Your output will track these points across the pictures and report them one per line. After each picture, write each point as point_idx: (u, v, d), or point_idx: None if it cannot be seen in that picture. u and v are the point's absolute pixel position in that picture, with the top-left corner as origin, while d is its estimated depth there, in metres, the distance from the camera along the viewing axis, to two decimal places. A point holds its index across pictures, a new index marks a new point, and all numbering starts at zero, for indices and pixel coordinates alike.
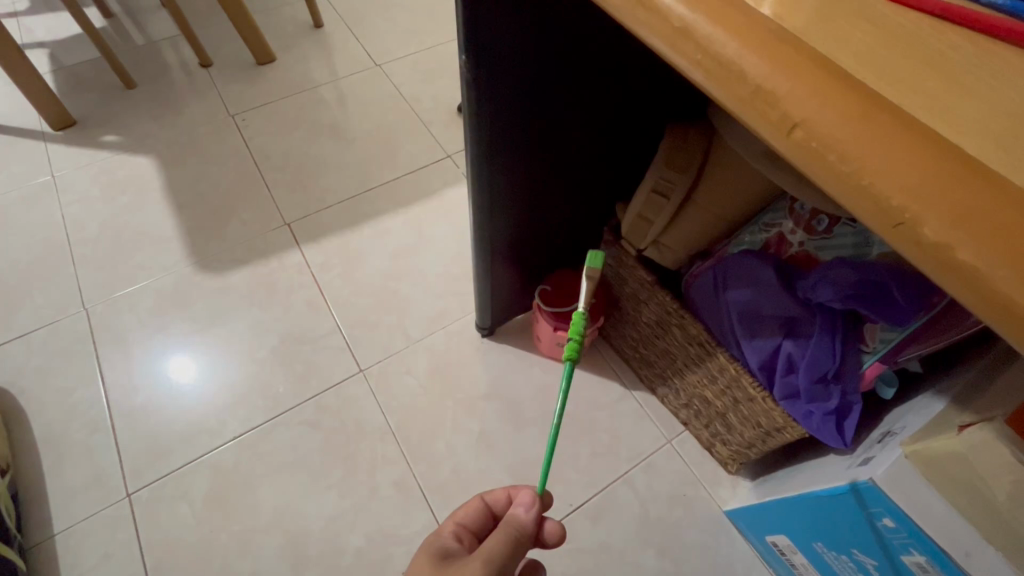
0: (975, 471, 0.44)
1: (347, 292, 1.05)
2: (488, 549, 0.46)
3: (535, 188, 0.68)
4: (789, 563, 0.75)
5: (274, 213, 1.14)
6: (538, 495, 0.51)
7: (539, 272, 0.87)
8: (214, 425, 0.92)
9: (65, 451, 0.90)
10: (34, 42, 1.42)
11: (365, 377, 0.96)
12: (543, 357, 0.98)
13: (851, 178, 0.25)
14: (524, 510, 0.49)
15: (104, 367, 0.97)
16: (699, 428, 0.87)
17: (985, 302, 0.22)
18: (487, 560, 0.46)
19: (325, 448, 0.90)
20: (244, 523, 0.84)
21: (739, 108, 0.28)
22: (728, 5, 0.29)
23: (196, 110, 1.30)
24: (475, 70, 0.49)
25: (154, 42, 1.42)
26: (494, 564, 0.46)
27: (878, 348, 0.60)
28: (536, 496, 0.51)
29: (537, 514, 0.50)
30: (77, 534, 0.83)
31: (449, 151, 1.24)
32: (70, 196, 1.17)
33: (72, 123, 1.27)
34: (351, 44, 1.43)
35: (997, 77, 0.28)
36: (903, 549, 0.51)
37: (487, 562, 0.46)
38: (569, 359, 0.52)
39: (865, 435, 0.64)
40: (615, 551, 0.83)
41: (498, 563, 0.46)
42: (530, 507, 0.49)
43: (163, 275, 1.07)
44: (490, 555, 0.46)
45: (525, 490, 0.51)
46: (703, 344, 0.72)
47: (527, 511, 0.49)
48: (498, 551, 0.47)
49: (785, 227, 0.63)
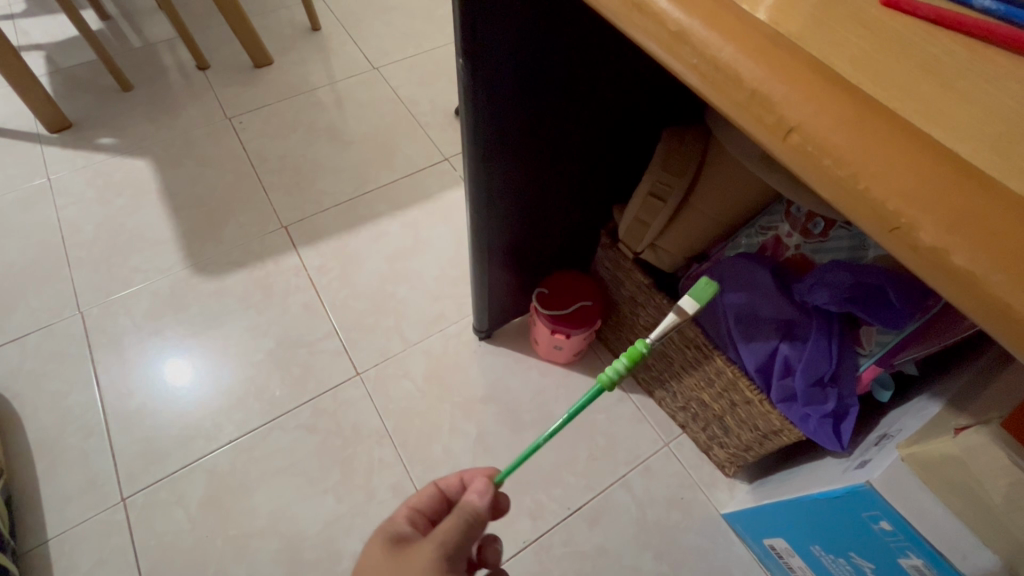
0: (971, 474, 0.44)
1: (344, 295, 1.05)
2: (441, 533, 0.47)
3: (534, 190, 0.68)
4: (786, 565, 0.75)
5: (271, 215, 1.14)
6: (494, 482, 0.52)
7: (536, 274, 0.87)
8: (209, 429, 0.91)
9: (61, 455, 0.89)
10: (31, 44, 1.42)
11: (362, 381, 0.96)
12: (541, 360, 0.98)
13: (847, 183, 0.25)
14: (478, 496, 0.49)
15: (100, 371, 0.97)
16: (696, 431, 0.87)
17: (981, 307, 0.22)
18: (442, 542, 0.47)
19: (321, 451, 0.89)
20: (240, 527, 0.84)
21: (735, 112, 0.28)
22: (722, 8, 0.29)
23: (193, 112, 1.30)
24: (471, 72, 0.49)
25: (151, 45, 1.42)
26: (447, 547, 0.46)
27: (875, 351, 0.61)
28: (492, 483, 0.51)
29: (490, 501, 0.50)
30: (70, 539, 0.82)
31: (447, 154, 1.25)
32: (66, 199, 1.16)
33: (69, 126, 1.27)
34: (348, 46, 1.43)
35: (988, 81, 0.28)
36: (901, 552, 0.50)
37: (440, 544, 0.46)
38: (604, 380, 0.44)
39: (862, 438, 0.64)
40: (613, 555, 0.83)
41: (451, 546, 0.47)
42: (483, 494, 0.50)
43: (158, 278, 1.06)
44: (444, 539, 0.47)
45: (480, 478, 0.52)
46: (699, 347, 0.72)
47: (480, 498, 0.49)
48: (450, 535, 0.47)
49: (781, 230, 0.64)
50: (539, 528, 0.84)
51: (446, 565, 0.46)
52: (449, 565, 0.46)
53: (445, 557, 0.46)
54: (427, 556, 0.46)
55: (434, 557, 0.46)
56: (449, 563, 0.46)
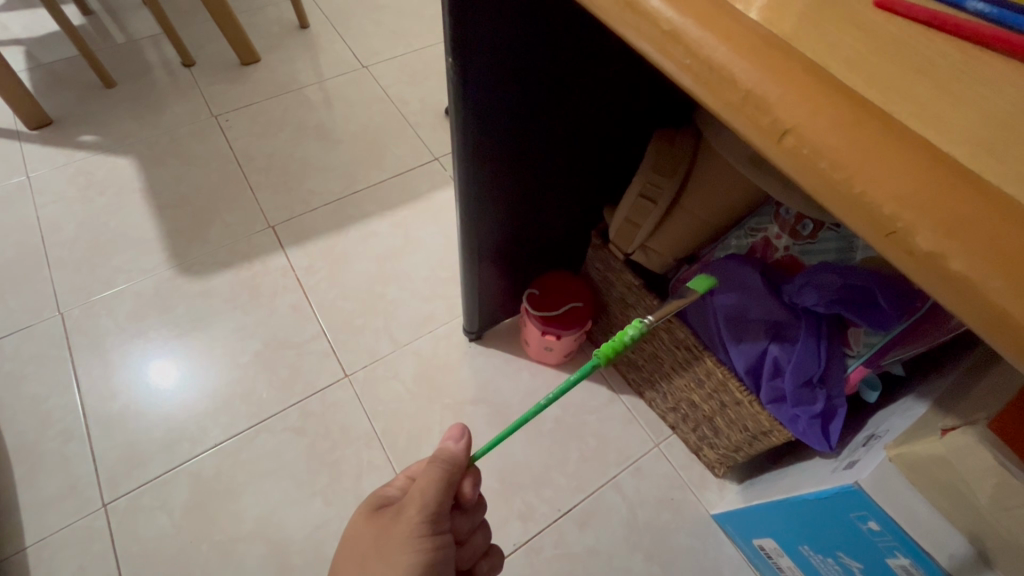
0: (958, 473, 0.43)
1: (332, 297, 1.04)
2: (420, 495, 0.48)
3: (521, 192, 0.67)
4: (776, 565, 0.76)
5: (258, 215, 1.13)
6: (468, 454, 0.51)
7: (526, 275, 0.86)
8: (194, 433, 0.90)
9: (41, 460, 0.87)
10: (9, 39, 1.39)
11: (350, 383, 0.95)
12: (531, 361, 0.97)
13: (844, 187, 0.24)
14: (452, 442, 0.51)
15: (80, 373, 0.95)
16: (686, 432, 0.87)
17: (979, 314, 0.22)
18: (423, 506, 0.48)
19: (308, 455, 0.88)
20: (225, 532, 0.82)
21: (729, 114, 0.27)
22: (717, 8, 0.29)
23: (178, 110, 1.27)
24: (462, 71, 0.48)
25: (136, 41, 1.40)
26: (427, 509, 0.48)
27: (863, 351, 0.61)
28: (466, 440, 0.51)
29: (460, 450, 0.51)
30: (49, 546, 0.81)
31: (437, 153, 1.24)
32: (46, 197, 1.14)
33: (49, 123, 1.24)
34: (337, 44, 1.42)
35: (983, 84, 0.28)
36: (889, 552, 0.51)
37: (422, 509, 0.48)
38: (603, 357, 0.44)
39: (850, 439, 0.65)
40: (604, 557, 0.82)
41: (433, 508, 0.48)
42: (457, 441, 0.51)
43: (142, 278, 1.05)
44: (426, 502, 0.48)
45: (460, 432, 0.53)
46: (689, 347, 0.72)
47: (455, 443, 0.51)
48: (431, 496, 0.48)
49: (771, 232, 0.64)
50: (529, 530, 0.84)
51: (429, 529, 0.48)
52: (432, 528, 0.48)
53: (428, 519, 0.48)
54: (410, 521, 0.47)
55: (416, 523, 0.48)
56: (433, 525, 0.48)
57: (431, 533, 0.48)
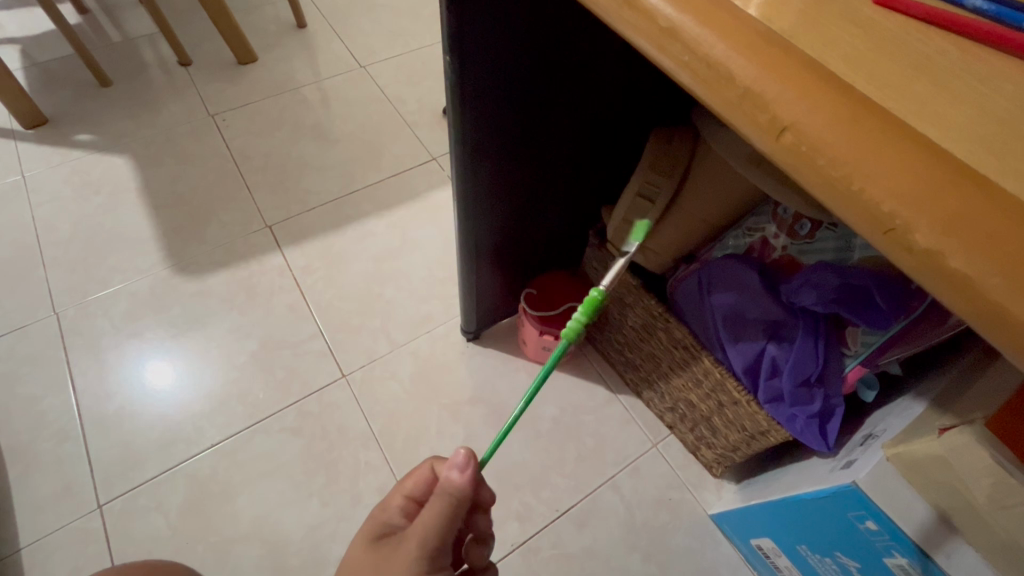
0: (954, 472, 0.43)
1: (329, 297, 1.03)
2: (421, 532, 0.47)
3: (521, 191, 0.67)
4: (773, 565, 0.76)
5: (254, 215, 1.12)
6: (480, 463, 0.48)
7: (524, 275, 0.86)
8: (190, 434, 0.89)
9: (35, 461, 0.87)
10: (5, 37, 1.38)
11: (347, 383, 0.94)
12: (527, 362, 0.97)
13: (843, 185, 0.24)
14: (457, 474, 0.46)
15: (75, 372, 0.94)
16: (684, 432, 0.87)
17: (978, 311, 0.22)
18: (422, 543, 0.47)
19: (304, 455, 0.88)
20: (222, 533, 0.82)
21: (727, 111, 0.27)
22: (715, 5, 0.28)
23: (174, 110, 1.27)
24: (460, 71, 0.48)
25: (132, 40, 1.39)
26: (427, 545, 0.47)
27: (861, 351, 0.60)
28: (474, 459, 0.47)
29: (468, 475, 0.47)
30: (44, 548, 0.80)
31: (434, 153, 1.23)
32: (40, 197, 1.13)
33: (44, 122, 1.24)
34: (334, 44, 1.42)
35: (981, 81, 0.28)
36: (885, 552, 0.52)
37: (421, 545, 0.47)
38: None
39: (848, 438, 0.65)
40: (601, 557, 0.82)
41: (432, 545, 0.47)
42: (463, 469, 0.46)
43: (138, 278, 1.04)
44: (425, 539, 0.47)
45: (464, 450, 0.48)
46: (687, 347, 0.72)
47: (460, 474, 0.46)
48: (432, 529, 0.47)
49: (768, 231, 0.64)
50: (527, 531, 0.84)
51: (427, 564, 0.48)
52: (430, 564, 0.48)
53: (426, 555, 0.47)
54: (410, 556, 0.47)
55: (415, 557, 0.47)
56: (432, 561, 0.48)
57: (430, 568, 0.48)
